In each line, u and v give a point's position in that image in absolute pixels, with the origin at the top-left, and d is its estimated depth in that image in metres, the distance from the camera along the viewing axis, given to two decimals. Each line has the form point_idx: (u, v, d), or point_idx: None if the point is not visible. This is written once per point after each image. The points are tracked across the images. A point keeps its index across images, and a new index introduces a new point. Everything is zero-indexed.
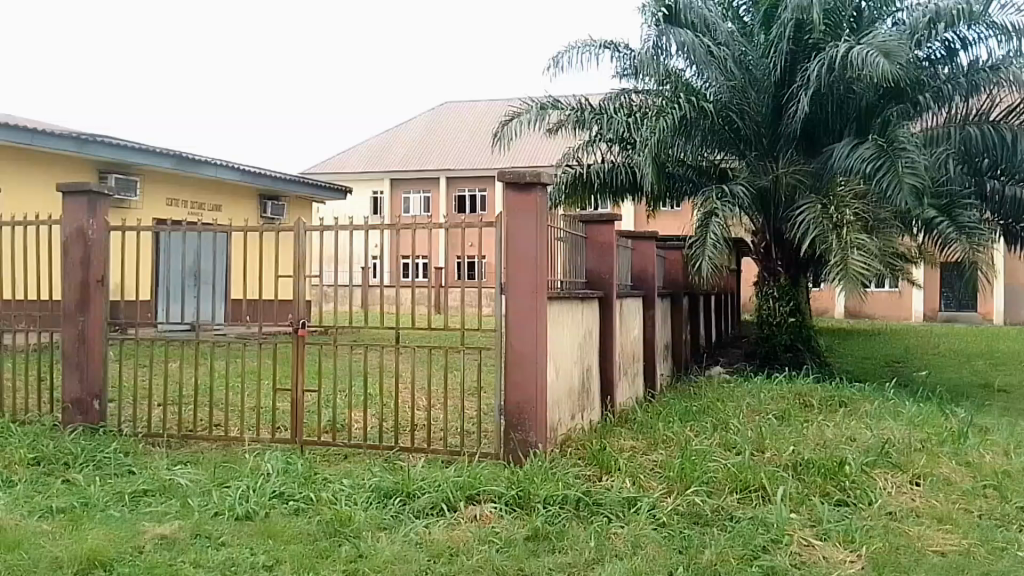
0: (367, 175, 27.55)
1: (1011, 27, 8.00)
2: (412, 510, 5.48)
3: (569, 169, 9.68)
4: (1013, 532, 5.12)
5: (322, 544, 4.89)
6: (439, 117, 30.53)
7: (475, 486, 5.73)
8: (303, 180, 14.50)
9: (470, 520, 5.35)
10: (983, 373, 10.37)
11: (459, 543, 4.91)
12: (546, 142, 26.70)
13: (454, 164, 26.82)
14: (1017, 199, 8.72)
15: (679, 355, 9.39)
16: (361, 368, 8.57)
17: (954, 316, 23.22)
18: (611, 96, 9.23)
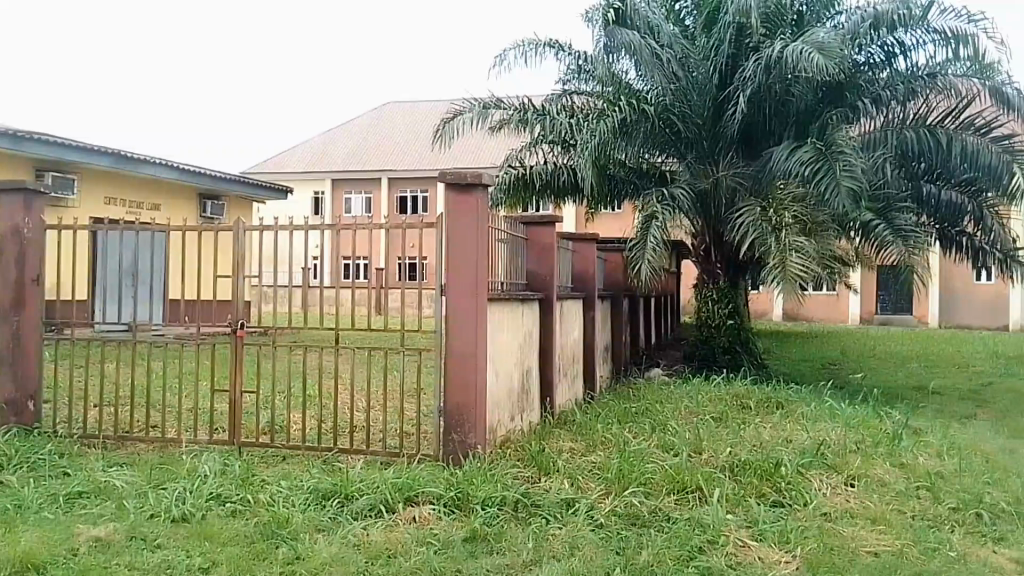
0: (318, 175, 27.41)
1: (948, 32, 8.19)
2: (350, 512, 5.41)
3: (511, 170, 9.73)
4: (945, 533, 5.14)
5: (258, 546, 4.83)
6: (387, 118, 30.37)
7: (413, 488, 5.67)
8: (239, 177, 14.34)
9: (408, 521, 5.29)
10: (918, 375, 10.60)
11: (397, 545, 4.87)
12: (491, 142, 26.81)
13: (405, 163, 26.78)
14: (952, 203, 8.84)
15: (619, 356, 9.43)
16: (295, 372, 8.56)
17: (889, 321, 23.59)
18: (553, 98, 9.35)
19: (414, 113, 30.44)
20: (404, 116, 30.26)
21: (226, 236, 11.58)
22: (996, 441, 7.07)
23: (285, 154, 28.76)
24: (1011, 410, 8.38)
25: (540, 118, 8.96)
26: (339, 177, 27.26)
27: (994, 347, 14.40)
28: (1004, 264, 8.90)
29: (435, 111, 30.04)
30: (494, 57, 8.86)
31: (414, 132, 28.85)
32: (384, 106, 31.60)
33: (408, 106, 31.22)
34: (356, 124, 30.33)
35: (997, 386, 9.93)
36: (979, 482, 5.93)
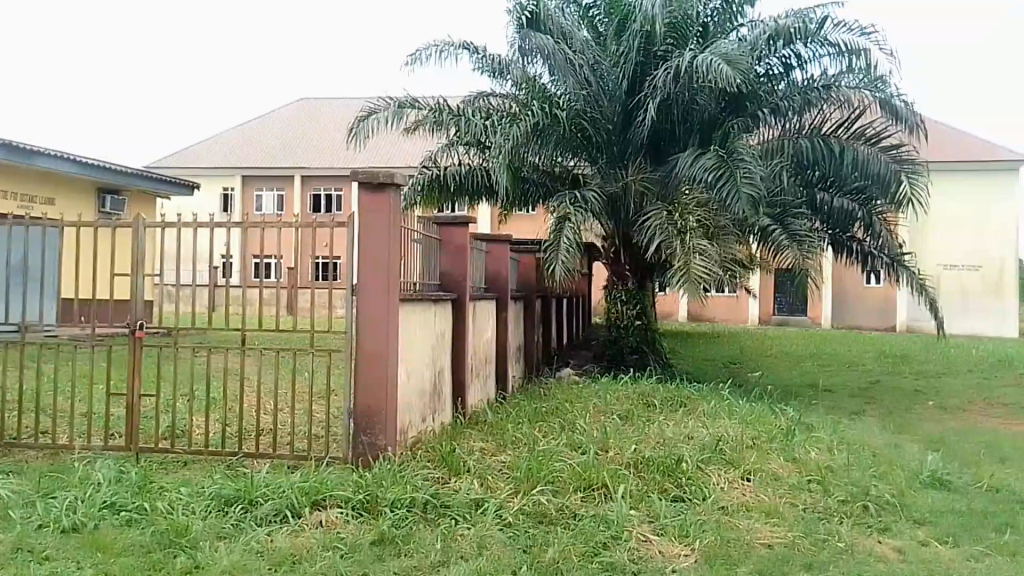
0: (231, 171, 26.63)
1: (842, 46, 8.64)
2: (254, 517, 4.93)
3: (425, 171, 9.79)
4: (834, 525, 5.31)
5: (153, 556, 4.40)
6: (303, 114, 29.76)
7: (321, 491, 5.21)
8: (142, 171, 13.82)
9: (314, 526, 4.85)
10: (811, 373, 11.15)
11: (302, 550, 4.46)
12: (406, 142, 26.72)
13: (318, 161, 26.31)
14: (842, 210, 9.26)
15: (531, 356, 9.54)
16: (196, 376, 8.32)
17: (786, 321, 24.71)
18: (469, 98, 9.58)
19: (331, 109, 29.99)
20: (320, 112, 29.76)
21: (124, 232, 11.11)
22: (880, 436, 7.50)
23: (198, 148, 27.78)
24: (894, 407, 8.93)
25: (455, 119, 9.25)
26: (252, 174, 26.61)
27: (876, 347, 15.31)
28: (890, 268, 9.37)
29: (353, 108, 29.63)
30: (408, 56, 8.93)
31: (331, 129, 28.40)
32: (300, 101, 30.90)
33: (325, 102, 30.64)
34: (272, 119, 29.57)
35: (883, 384, 10.56)
36: (865, 476, 6.22)
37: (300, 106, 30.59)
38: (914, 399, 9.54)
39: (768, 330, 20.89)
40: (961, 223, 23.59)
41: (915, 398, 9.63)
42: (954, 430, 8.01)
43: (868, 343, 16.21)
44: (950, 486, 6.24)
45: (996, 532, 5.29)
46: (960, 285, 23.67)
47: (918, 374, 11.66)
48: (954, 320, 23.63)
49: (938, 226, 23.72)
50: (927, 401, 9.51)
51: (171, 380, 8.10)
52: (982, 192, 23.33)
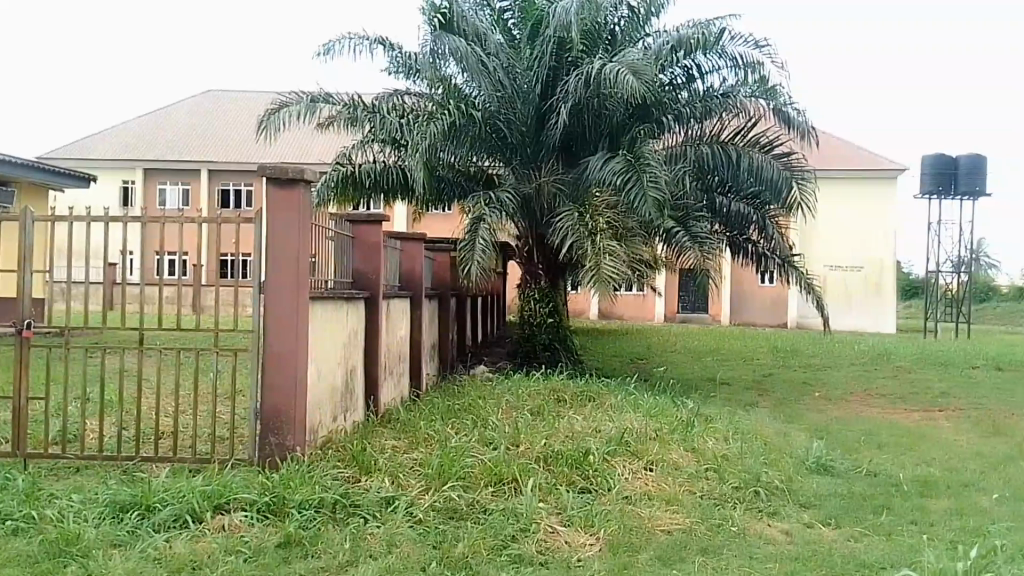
0: (131, 163, 25.39)
1: (739, 58, 9.15)
2: (151, 523, 4.77)
3: (339, 168, 9.71)
4: (728, 510, 5.63)
5: (42, 566, 4.19)
6: (210, 106, 28.69)
7: (224, 495, 5.10)
8: (33, 162, 13.02)
9: (216, 531, 4.73)
10: (712, 368, 11.70)
11: (204, 555, 4.35)
12: (318, 138, 26.19)
13: (226, 155, 25.44)
14: (739, 214, 9.75)
15: (446, 354, 9.61)
16: (90, 378, 7.93)
17: (688, 318, 25.82)
18: (384, 95, 9.61)
19: (240, 102, 29.04)
20: (227, 105, 28.75)
21: (12, 226, 10.46)
22: (772, 426, 7.98)
23: (94, 139, 26.35)
24: (785, 399, 9.52)
25: (369, 115, 9.26)
26: (153, 167, 25.47)
27: (769, 342, 16.20)
28: (782, 269, 9.85)
29: (261, 101, 28.77)
30: (321, 48, 8.82)
31: (238, 122, 27.50)
32: (206, 93, 29.76)
33: (232, 94, 29.61)
34: (175, 110, 28.35)
35: (776, 377, 11.22)
36: (757, 463, 6.61)
37: (206, 97, 29.46)
38: (803, 390, 10.19)
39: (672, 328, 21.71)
40: (844, 227, 25.14)
41: (804, 390, 10.29)
42: (838, 419, 8.61)
43: (761, 338, 17.11)
44: (833, 471, 6.72)
45: (873, 513, 5.74)
46: (846, 285, 25.26)
47: (806, 367, 12.45)
48: (840, 317, 25.23)
49: (824, 231, 25.23)
50: (814, 392, 10.18)
51: (62, 382, 7.70)
52: (863, 199, 24.94)
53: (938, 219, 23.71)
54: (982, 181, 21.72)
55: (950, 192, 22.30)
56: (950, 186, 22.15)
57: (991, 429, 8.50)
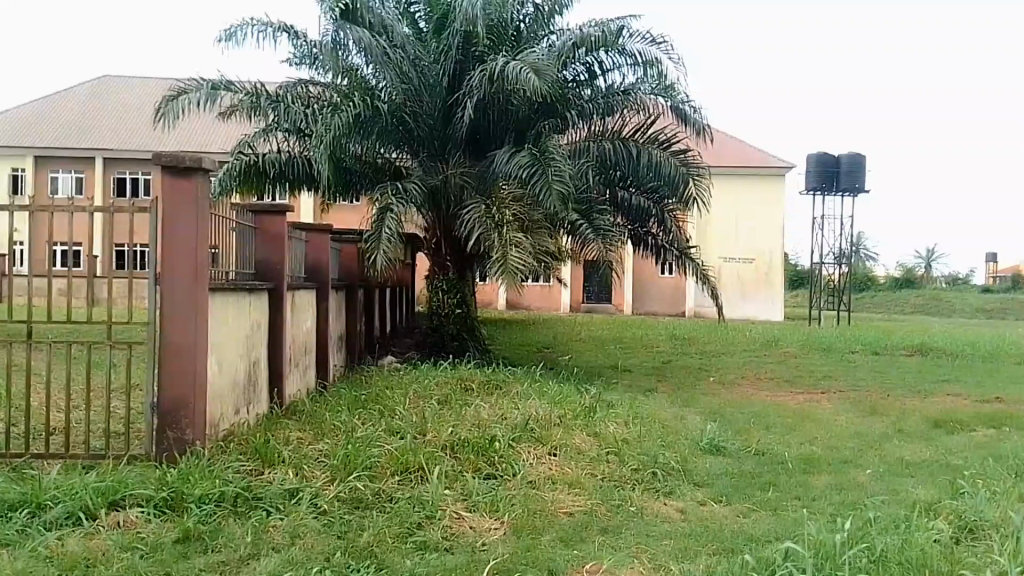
0: (16, 148, 23.79)
1: (638, 55, 9.39)
2: (41, 522, 4.58)
3: (241, 157, 9.46)
4: (627, 491, 5.91)
5: None
6: (106, 91, 27.23)
7: (120, 490, 4.95)
8: None
9: (111, 527, 4.60)
10: (616, 356, 12.13)
11: (98, 552, 4.23)
12: (224, 127, 25.30)
13: (123, 142, 24.21)
14: (640, 207, 10.15)
15: (354, 346, 9.59)
16: None
17: (593, 308, 26.60)
18: (288, 84, 9.47)
19: (139, 86, 27.68)
20: (125, 90, 27.36)
21: None
22: (670, 410, 8.38)
23: None
24: (683, 384, 10.01)
25: (273, 105, 9.26)
26: (43, 153, 23.97)
27: (667, 330, 16.90)
28: (679, 261, 10.35)
29: (161, 86, 27.52)
30: (222, 36, 8.58)
31: (135, 107, 26.24)
32: (102, 77, 28.23)
33: (129, 78, 28.19)
34: (67, 94, 26.76)
35: (674, 364, 11.76)
36: (655, 445, 6.95)
37: (100, 80, 27.94)
38: (700, 376, 10.74)
39: (579, 317, 22.27)
40: (736, 221, 26.35)
41: (700, 375, 10.84)
42: (731, 402, 9.12)
43: (662, 327, 17.82)
44: (725, 451, 7.13)
45: (761, 490, 6.15)
46: (739, 276, 26.56)
47: (703, 354, 13.09)
48: (734, 306, 26.49)
49: (723, 223, 26.38)
50: (710, 377, 10.75)
51: None
52: (756, 194, 26.20)
53: (822, 214, 25.24)
54: (862, 180, 23.22)
55: (833, 189, 23.82)
56: (833, 183, 23.60)
57: (867, 408, 9.22)
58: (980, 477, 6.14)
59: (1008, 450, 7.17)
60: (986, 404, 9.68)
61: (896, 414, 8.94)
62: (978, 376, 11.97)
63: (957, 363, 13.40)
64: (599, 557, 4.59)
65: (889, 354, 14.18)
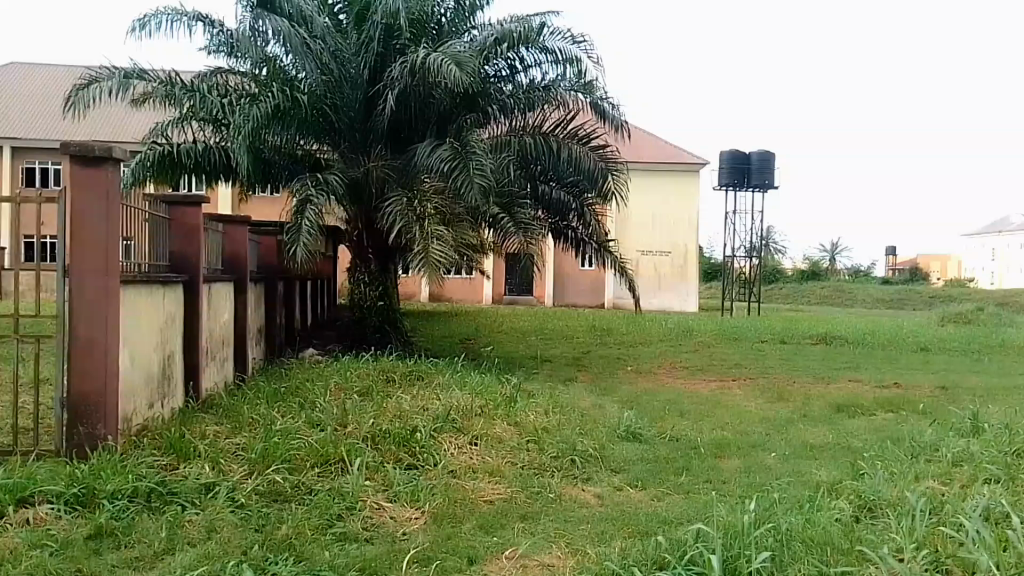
0: None
1: (558, 53, 9.55)
2: None
3: (155, 146, 9.19)
4: (545, 478, 6.09)
5: None
6: (7, 75, 25.70)
7: (27, 487, 4.77)
8: None
9: (17, 525, 4.44)
10: (537, 347, 12.36)
11: (3, 551, 4.09)
12: (138, 115, 24.29)
13: (27, 128, 22.91)
14: (560, 201, 10.39)
15: (274, 338, 9.44)
16: None
17: (515, 300, 26.94)
18: (205, 74, 9.29)
19: (45, 71, 26.24)
20: (30, 74, 25.89)
21: None
22: (589, 399, 8.66)
23: None
24: (601, 373, 10.33)
25: (188, 95, 8.99)
26: None
27: (588, 322, 17.31)
28: (598, 254, 10.64)
29: (70, 72, 26.19)
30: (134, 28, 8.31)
31: (40, 92, 24.95)
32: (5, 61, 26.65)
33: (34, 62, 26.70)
34: None
35: (594, 353, 12.10)
36: (573, 434, 7.17)
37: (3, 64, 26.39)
38: (618, 365, 11.09)
39: (502, 309, 22.53)
40: (652, 215, 27.14)
41: (618, 364, 11.21)
42: (647, 391, 9.48)
43: (583, 319, 18.22)
44: (641, 438, 7.42)
45: (673, 474, 6.44)
46: (657, 268, 27.37)
47: (622, 344, 13.51)
48: (651, 298, 27.31)
49: (641, 217, 27.12)
50: (627, 367, 11.11)
51: None
52: (673, 189, 27.03)
53: (734, 209, 26.28)
54: (771, 176, 24.29)
55: (744, 185, 24.81)
56: (744, 180, 24.59)
57: (775, 395, 9.73)
58: (876, 457, 6.58)
59: (901, 432, 7.71)
60: (883, 389, 10.37)
61: (801, 400, 9.47)
62: (876, 363, 12.78)
63: (857, 351, 14.26)
64: (517, 543, 4.73)
65: (796, 343, 14.97)
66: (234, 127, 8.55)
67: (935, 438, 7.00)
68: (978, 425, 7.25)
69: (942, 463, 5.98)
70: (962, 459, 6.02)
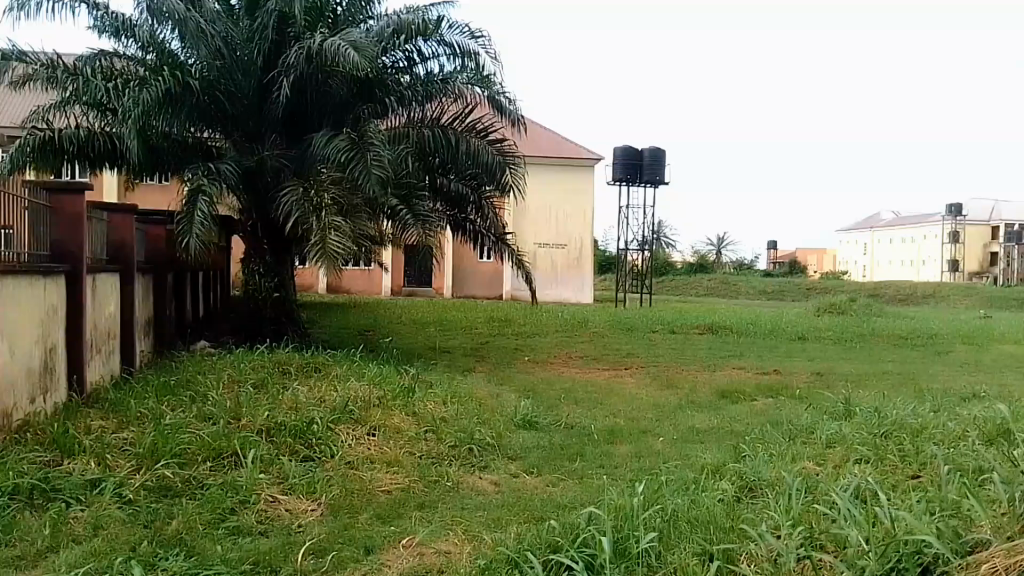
0: None
1: (456, 46, 9.71)
2: None
3: (35, 132, 8.73)
4: (443, 467, 6.25)
5: None
6: None
7: None
8: None
9: None
10: (436, 338, 12.47)
11: None
12: (6, 93, 22.53)
13: None
14: (459, 194, 10.48)
15: (163, 331, 9.09)
16: None
17: (414, 292, 26.92)
18: (87, 56, 8.89)
19: None
20: None
21: None
22: (487, 389, 8.88)
23: None
24: (498, 363, 10.57)
25: (71, 77, 8.62)
26: None
27: (486, 313, 17.57)
28: (496, 246, 10.85)
29: None
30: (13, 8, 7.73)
31: None
32: None
33: None
34: None
35: (492, 344, 12.35)
36: (471, 423, 7.35)
37: None
38: (515, 356, 11.37)
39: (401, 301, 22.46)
40: (549, 208, 27.72)
41: (515, 355, 11.49)
42: (543, 380, 9.80)
43: (483, 311, 18.47)
44: (537, 426, 7.70)
45: (568, 460, 6.74)
46: (554, 261, 28.01)
47: (519, 334, 13.84)
48: (548, 290, 27.92)
49: (539, 210, 27.66)
50: (523, 356, 11.42)
51: None
52: (569, 183, 27.71)
53: (627, 203, 27.24)
54: (662, 172, 25.31)
55: (637, 180, 25.74)
56: (636, 175, 25.55)
57: (664, 383, 10.29)
58: (758, 440, 7.09)
59: (779, 416, 8.34)
60: (763, 376, 11.14)
61: (687, 387, 10.06)
62: (757, 351, 13.69)
63: (740, 340, 15.21)
64: (415, 532, 4.85)
65: (684, 333, 15.80)
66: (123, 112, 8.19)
67: (809, 422, 7.61)
68: (849, 410, 7.93)
69: (817, 444, 6.52)
70: (834, 441, 6.58)
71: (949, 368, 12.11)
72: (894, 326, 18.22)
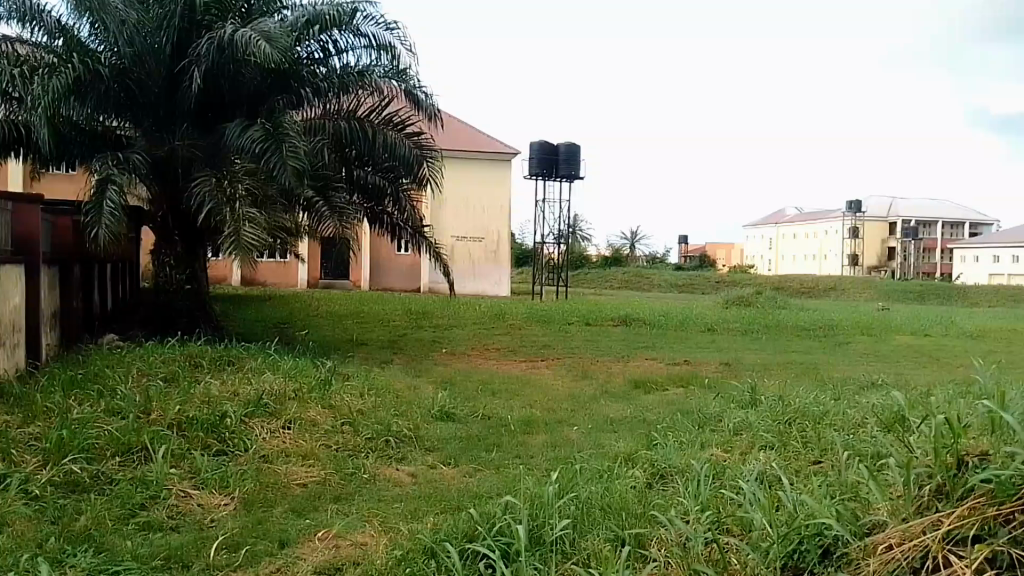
0: None
1: (371, 38, 9.69)
2: None
3: None
4: (360, 459, 6.34)
5: None
6: None
7: None
8: None
9: None
10: (353, 331, 12.42)
11: None
12: None
13: None
14: (375, 186, 10.51)
15: (70, 323, 8.77)
16: None
17: (331, 284, 26.53)
18: None
19: None
20: None
21: None
22: (404, 381, 8.98)
23: None
24: (415, 355, 10.67)
25: None
26: None
27: (403, 305, 17.60)
28: (413, 238, 10.93)
29: None
30: None
31: None
32: None
33: None
34: None
35: (408, 336, 12.44)
36: (388, 415, 7.45)
37: None
38: (433, 348, 11.50)
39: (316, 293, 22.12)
40: (466, 201, 27.85)
41: (432, 347, 11.62)
42: (460, 372, 9.97)
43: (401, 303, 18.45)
44: (454, 417, 7.89)
45: (484, 450, 6.95)
46: (471, 254, 28.19)
47: (436, 327, 13.95)
48: (466, 282, 28.08)
49: (455, 203, 27.76)
50: (440, 348, 11.56)
51: None
52: (486, 177, 27.93)
53: (544, 197, 27.71)
54: (577, 167, 25.93)
55: (553, 175, 26.23)
56: (552, 170, 26.01)
57: (579, 374, 10.65)
58: (668, 428, 7.50)
59: (688, 405, 8.81)
60: (675, 367, 11.70)
61: (603, 378, 10.46)
62: (667, 342, 14.32)
63: (652, 331, 15.83)
64: (332, 524, 4.93)
65: (600, 325, 16.32)
66: (30, 100, 7.86)
67: (718, 411, 8.10)
68: (755, 399, 8.48)
69: (725, 432, 6.98)
70: (741, 428, 7.05)
71: (844, 358, 13.02)
72: (796, 318, 19.32)
